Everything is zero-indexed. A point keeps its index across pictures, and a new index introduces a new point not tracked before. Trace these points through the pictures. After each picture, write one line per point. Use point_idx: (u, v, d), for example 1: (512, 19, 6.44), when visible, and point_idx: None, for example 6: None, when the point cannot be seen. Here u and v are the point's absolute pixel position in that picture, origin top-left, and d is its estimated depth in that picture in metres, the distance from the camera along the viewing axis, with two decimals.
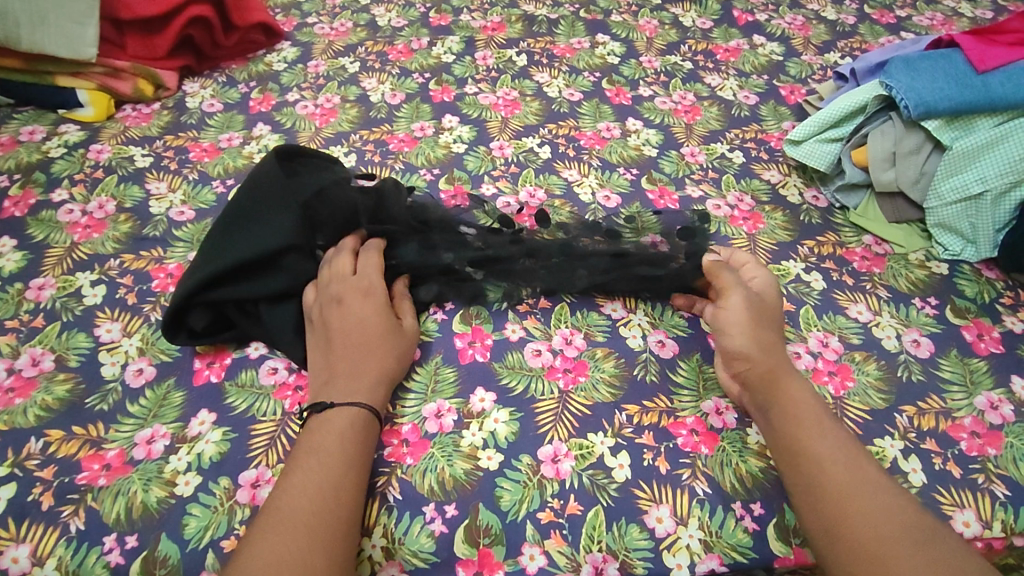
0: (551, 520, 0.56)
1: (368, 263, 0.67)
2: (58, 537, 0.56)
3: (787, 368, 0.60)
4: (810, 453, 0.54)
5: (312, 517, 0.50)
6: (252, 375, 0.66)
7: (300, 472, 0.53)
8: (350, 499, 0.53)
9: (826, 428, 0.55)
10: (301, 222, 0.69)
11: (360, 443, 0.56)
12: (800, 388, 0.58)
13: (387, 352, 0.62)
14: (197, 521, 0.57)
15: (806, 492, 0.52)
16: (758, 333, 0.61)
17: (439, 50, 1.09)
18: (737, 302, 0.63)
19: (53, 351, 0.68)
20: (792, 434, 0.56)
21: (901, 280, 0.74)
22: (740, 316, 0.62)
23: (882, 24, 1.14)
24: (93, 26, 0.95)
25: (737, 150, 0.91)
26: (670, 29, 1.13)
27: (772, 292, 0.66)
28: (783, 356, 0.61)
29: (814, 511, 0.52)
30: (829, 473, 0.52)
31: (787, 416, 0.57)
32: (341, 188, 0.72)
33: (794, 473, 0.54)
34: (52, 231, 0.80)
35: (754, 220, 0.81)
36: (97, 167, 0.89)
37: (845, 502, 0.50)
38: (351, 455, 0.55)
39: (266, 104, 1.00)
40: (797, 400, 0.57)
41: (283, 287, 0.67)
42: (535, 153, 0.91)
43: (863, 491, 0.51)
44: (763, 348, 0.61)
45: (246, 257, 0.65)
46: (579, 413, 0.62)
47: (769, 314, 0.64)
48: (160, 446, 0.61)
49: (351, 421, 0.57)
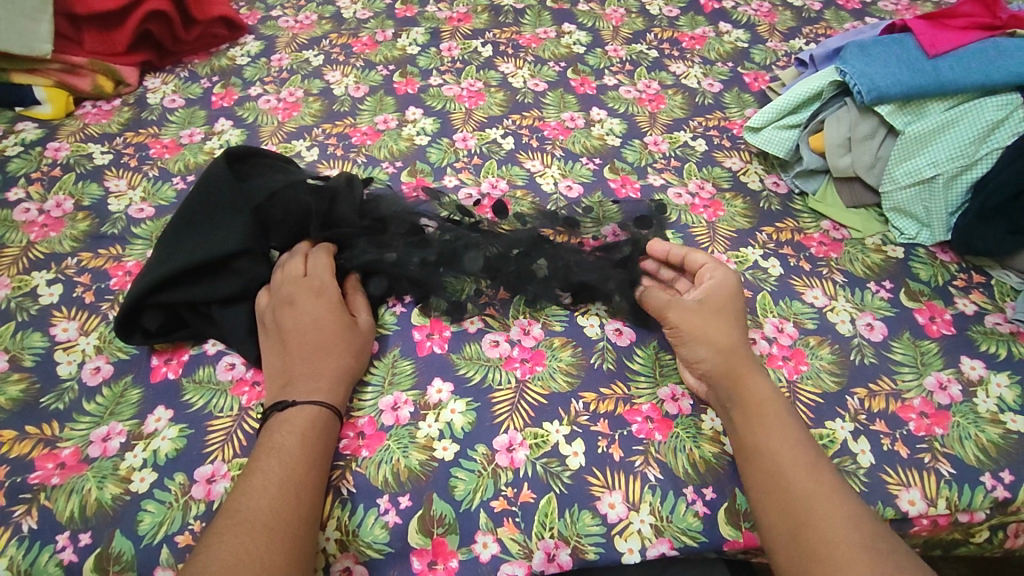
0: (504, 508, 0.56)
1: (319, 264, 0.67)
2: (11, 536, 0.56)
3: (751, 368, 0.59)
4: (773, 454, 0.54)
5: (272, 516, 0.50)
6: (209, 371, 0.66)
7: (259, 473, 0.52)
8: (309, 498, 0.53)
9: (790, 428, 0.56)
10: (253, 225, 0.68)
11: (319, 442, 0.56)
12: (762, 386, 0.58)
13: (346, 350, 0.62)
14: (152, 517, 0.57)
15: (769, 492, 0.52)
16: (709, 337, 0.60)
17: (404, 42, 1.08)
18: (681, 308, 0.62)
19: (7, 352, 0.67)
20: (755, 435, 0.55)
21: (857, 264, 0.75)
22: (688, 323, 0.61)
23: (847, 9, 1.14)
24: (46, 22, 0.94)
25: (700, 138, 0.91)
26: (636, 18, 1.13)
27: (731, 288, 0.64)
28: (747, 358, 0.60)
29: (774, 511, 0.52)
30: (791, 474, 0.52)
31: (749, 423, 0.56)
32: (294, 189, 0.72)
33: (756, 473, 0.54)
34: (7, 230, 0.79)
35: (714, 208, 0.81)
36: (55, 165, 0.88)
37: (804, 505, 0.50)
38: (311, 453, 0.55)
39: (227, 100, 0.99)
40: (755, 400, 0.57)
41: (236, 290, 0.66)
42: (498, 145, 0.90)
43: (822, 491, 0.51)
44: (715, 348, 0.60)
45: (197, 259, 0.64)
46: (535, 403, 0.63)
47: (725, 313, 0.62)
48: (116, 443, 0.61)
49: (312, 420, 0.57)
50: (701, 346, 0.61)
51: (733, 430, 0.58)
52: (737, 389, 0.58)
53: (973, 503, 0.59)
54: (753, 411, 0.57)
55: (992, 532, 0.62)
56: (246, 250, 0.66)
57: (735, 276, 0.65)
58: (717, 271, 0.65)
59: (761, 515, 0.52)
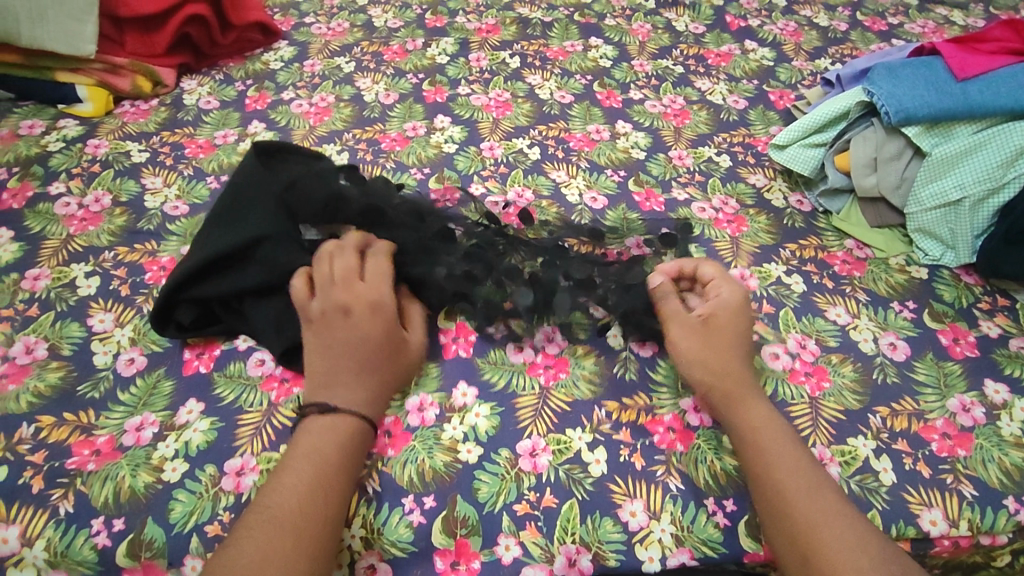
0: (527, 512, 0.57)
1: (377, 271, 0.65)
2: (47, 518, 0.57)
3: (746, 389, 0.61)
4: (782, 475, 0.54)
5: (299, 513, 0.51)
6: (240, 366, 0.67)
7: (292, 471, 0.53)
8: (337, 500, 0.53)
9: (791, 451, 0.56)
10: (277, 214, 0.69)
11: (353, 447, 0.57)
12: (755, 411, 0.59)
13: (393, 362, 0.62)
14: (182, 507, 0.58)
15: (772, 515, 0.53)
16: (708, 358, 0.62)
17: (434, 51, 1.10)
18: (680, 331, 0.64)
19: (47, 340, 0.69)
20: (756, 458, 0.56)
21: (880, 284, 0.76)
22: (684, 344, 0.63)
23: (874, 31, 1.15)
24: (91, 23, 0.97)
25: (724, 154, 0.92)
26: (663, 34, 1.15)
27: (733, 310, 0.64)
28: (744, 381, 0.61)
29: (780, 536, 0.53)
30: (791, 495, 0.53)
31: (744, 442, 0.58)
32: (314, 179, 0.72)
33: (763, 496, 0.55)
34: (48, 223, 0.82)
35: (738, 223, 0.82)
36: (94, 161, 0.91)
37: (810, 530, 0.51)
38: (343, 458, 0.55)
39: (261, 103, 1.02)
40: (752, 421, 0.58)
41: (258, 277, 0.66)
42: (525, 154, 0.92)
43: (831, 518, 0.52)
44: (709, 373, 0.61)
45: (221, 249, 0.66)
46: (559, 410, 0.63)
47: (721, 332, 0.63)
48: (149, 433, 0.62)
49: (350, 429, 0.57)
50: (694, 369, 0.62)
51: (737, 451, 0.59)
52: (733, 410, 0.60)
53: (996, 526, 0.59)
54: (747, 431, 0.58)
55: (1014, 557, 0.62)
56: (268, 236, 0.67)
57: (740, 291, 0.66)
58: (723, 289, 0.66)
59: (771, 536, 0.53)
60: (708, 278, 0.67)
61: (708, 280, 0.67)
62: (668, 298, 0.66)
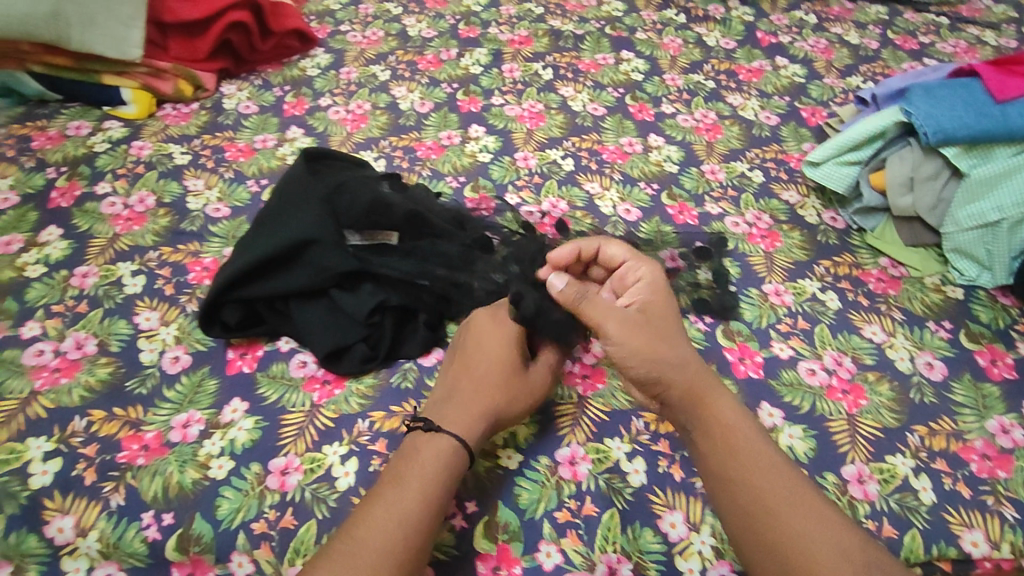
0: (568, 520, 0.57)
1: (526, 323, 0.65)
2: (99, 510, 0.59)
3: (709, 384, 0.59)
4: (757, 480, 0.53)
5: (379, 557, 0.48)
6: (282, 367, 0.69)
7: (381, 501, 0.51)
8: (420, 535, 0.50)
9: (764, 453, 0.55)
10: (321, 215, 0.69)
11: (447, 470, 0.54)
12: (721, 409, 0.57)
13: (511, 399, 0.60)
14: (230, 503, 0.59)
15: (753, 526, 0.52)
16: (656, 350, 0.59)
17: (468, 61, 1.12)
18: (618, 322, 0.60)
19: (96, 336, 0.71)
20: (730, 463, 0.54)
21: (916, 302, 0.76)
22: (626, 339, 0.59)
23: (905, 49, 1.16)
24: (139, 28, 1.00)
25: (756, 169, 0.93)
26: (694, 48, 1.16)
27: (654, 294, 0.64)
28: (699, 372, 0.59)
29: (763, 546, 0.51)
30: (775, 503, 0.52)
31: (716, 445, 0.56)
32: (361, 184, 0.73)
33: (737, 504, 0.53)
34: (95, 222, 0.84)
35: (772, 238, 0.83)
36: (139, 163, 0.93)
37: (792, 538, 0.50)
38: (431, 483, 0.53)
39: (299, 108, 1.04)
40: (722, 423, 0.57)
41: (306, 281, 0.67)
42: (559, 165, 0.93)
43: (814, 520, 0.51)
44: (665, 367, 0.58)
45: (270, 251, 0.67)
46: (597, 419, 0.64)
47: (659, 319, 0.62)
48: (195, 430, 0.64)
49: (444, 455, 0.55)
50: (644, 365, 0.59)
51: (703, 457, 0.57)
52: (700, 410, 0.57)
53: None
54: (717, 432, 0.56)
55: None
56: (316, 240, 0.68)
57: (657, 273, 0.67)
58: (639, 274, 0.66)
59: (748, 549, 0.52)
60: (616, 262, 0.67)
61: (618, 263, 0.68)
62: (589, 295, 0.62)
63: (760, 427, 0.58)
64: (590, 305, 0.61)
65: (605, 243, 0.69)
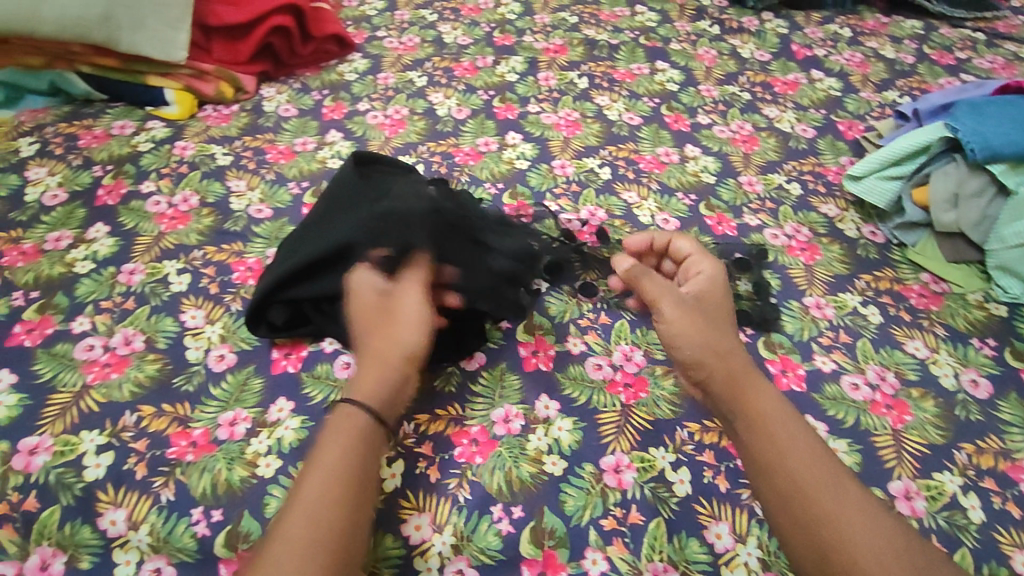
0: (614, 528, 0.58)
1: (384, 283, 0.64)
2: (151, 504, 0.60)
3: (748, 373, 0.60)
4: (795, 467, 0.54)
5: (297, 554, 0.48)
6: (327, 368, 0.69)
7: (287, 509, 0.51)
8: (332, 523, 0.50)
9: (802, 440, 0.56)
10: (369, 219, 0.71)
11: (344, 456, 0.54)
12: (760, 397, 0.59)
13: (393, 344, 0.61)
14: (278, 502, 0.60)
15: (791, 512, 0.53)
16: (708, 336, 0.62)
17: (503, 69, 1.13)
18: (673, 306, 0.64)
19: (143, 332, 0.72)
20: (769, 450, 0.56)
21: (959, 319, 0.75)
22: (680, 324, 0.63)
23: (942, 64, 1.16)
24: (185, 31, 1.02)
25: (794, 182, 0.93)
26: (728, 60, 1.16)
27: (715, 287, 0.67)
28: (742, 360, 0.61)
29: (800, 532, 0.52)
30: (812, 489, 0.53)
31: (754, 433, 0.57)
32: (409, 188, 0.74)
33: (775, 491, 0.54)
34: (141, 220, 0.86)
35: (811, 251, 0.83)
36: (182, 162, 0.95)
37: (830, 524, 0.51)
38: (324, 475, 0.52)
39: (338, 112, 1.05)
40: (758, 410, 0.58)
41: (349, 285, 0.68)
42: (596, 173, 0.94)
43: (851, 507, 0.52)
44: (713, 351, 0.61)
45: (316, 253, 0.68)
46: (641, 428, 0.64)
47: (712, 308, 0.65)
48: (242, 428, 0.65)
49: (336, 443, 0.55)
50: (695, 349, 0.61)
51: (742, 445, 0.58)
52: (740, 398, 0.59)
53: None
54: (755, 420, 0.57)
55: None
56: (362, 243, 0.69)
57: (721, 266, 0.69)
58: (703, 267, 0.68)
59: (787, 535, 0.53)
60: (685, 254, 0.71)
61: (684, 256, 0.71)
62: (647, 279, 0.65)
63: (796, 415, 0.59)
64: (650, 287, 0.65)
65: (676, 236, 0.72)
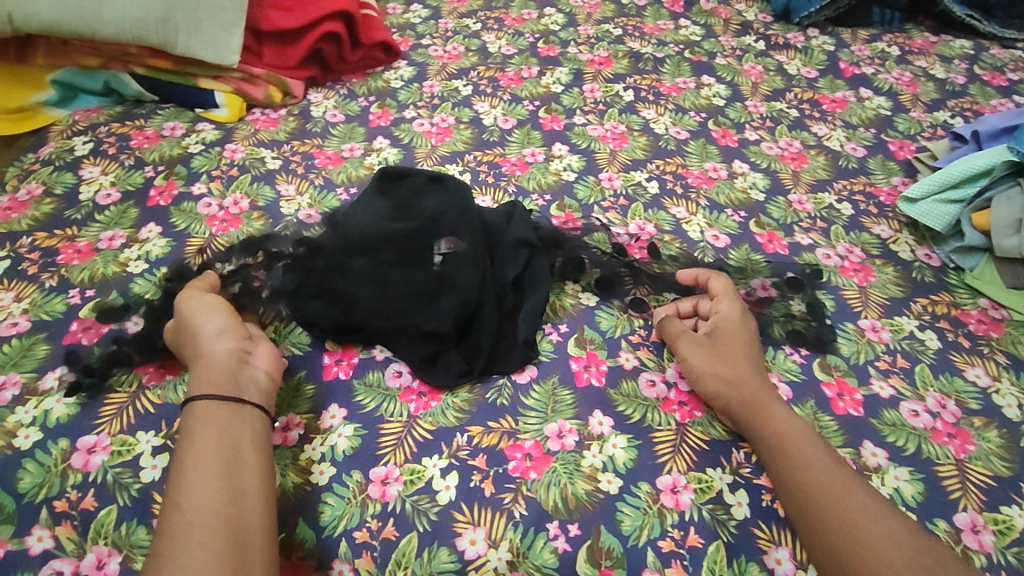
0: (672, 550, 0.57)
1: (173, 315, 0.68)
2: None
3: (767, 396, 0.63)
4: (811, 480, 0.57)
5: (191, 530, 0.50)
6: (378, 376, 0.69)
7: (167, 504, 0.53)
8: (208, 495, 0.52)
9: (818, 456, 0.59)
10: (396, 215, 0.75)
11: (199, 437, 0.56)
12: (777, 418, 0.62)
13: (199, 343, 0.64)
14: (332, 510, 0.60)
15: (810, 523, 0.55)
16: (723, 369, 0.65)
17: (549, 80, 1.13)
18: (690, 344, 0.68)
19: None
20: (786, 467, 0.58)
21: (1020, 347, 0.74)
22: (695, 359, 0.67)
23: (993, 85, 1.14)
24: (238, 35, 1.03)
25: (845, 202, 0.91)
26: (775, 76, 1.15)
27: (734, 323, 0.70)
28: (760, 387, 0.64)
29: (820, 542, 0.54)
30: (824, 501, 0.55)
31: (773, 451, 0.60)
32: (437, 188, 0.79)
33: (796, 505, 0.56)
34: (192, 221, 0.87)
35: (865, 273, 0.82)
36: (232, 165, 0.96)
37: (847, 532, 0.53)
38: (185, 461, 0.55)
39: (385, 119, 1.06)
40: (775, 430, 0.61)
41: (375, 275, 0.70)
42: (644, 187, 0.93)
43: (868, 516, 0.54)
44: (727, 381, 0.65)
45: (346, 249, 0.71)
46: (697, 448, 0.63)
47: (730, 342, 0.68)
48: (296, 434, 0.65)
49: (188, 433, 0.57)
50: (712, 381, 0.65)
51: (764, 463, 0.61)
52: (758, 419, 0.62)
53: None
54: (772, 438, 0.60)
55: None
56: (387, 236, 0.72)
57: (739, 305, 0.72)
58: (724, 305, 0.72)
59: (810, 546, 0.55)
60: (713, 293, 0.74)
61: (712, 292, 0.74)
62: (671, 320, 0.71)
63: (814, 434, 0.61)
64: (671, 326, 0.70)
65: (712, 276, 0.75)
